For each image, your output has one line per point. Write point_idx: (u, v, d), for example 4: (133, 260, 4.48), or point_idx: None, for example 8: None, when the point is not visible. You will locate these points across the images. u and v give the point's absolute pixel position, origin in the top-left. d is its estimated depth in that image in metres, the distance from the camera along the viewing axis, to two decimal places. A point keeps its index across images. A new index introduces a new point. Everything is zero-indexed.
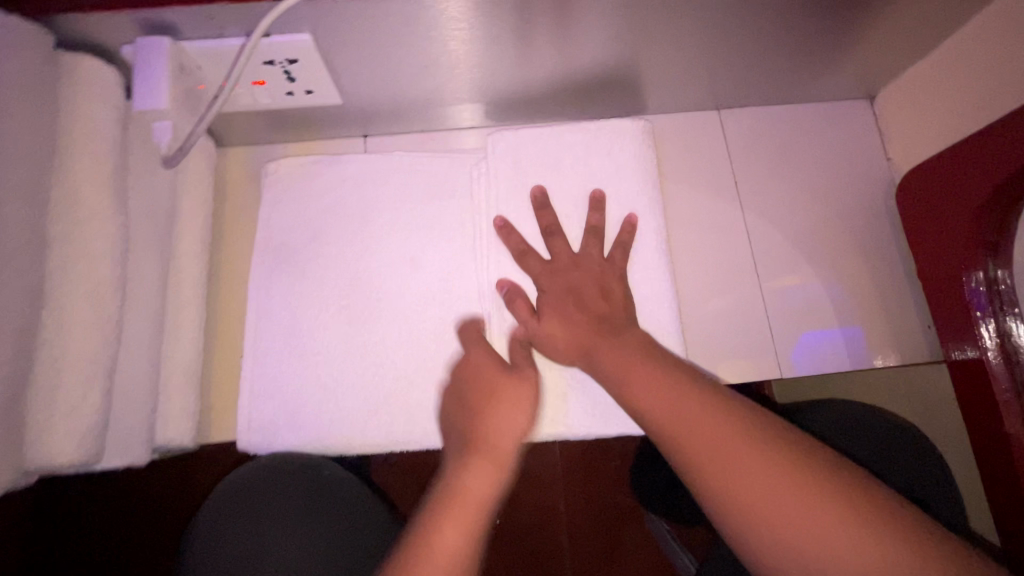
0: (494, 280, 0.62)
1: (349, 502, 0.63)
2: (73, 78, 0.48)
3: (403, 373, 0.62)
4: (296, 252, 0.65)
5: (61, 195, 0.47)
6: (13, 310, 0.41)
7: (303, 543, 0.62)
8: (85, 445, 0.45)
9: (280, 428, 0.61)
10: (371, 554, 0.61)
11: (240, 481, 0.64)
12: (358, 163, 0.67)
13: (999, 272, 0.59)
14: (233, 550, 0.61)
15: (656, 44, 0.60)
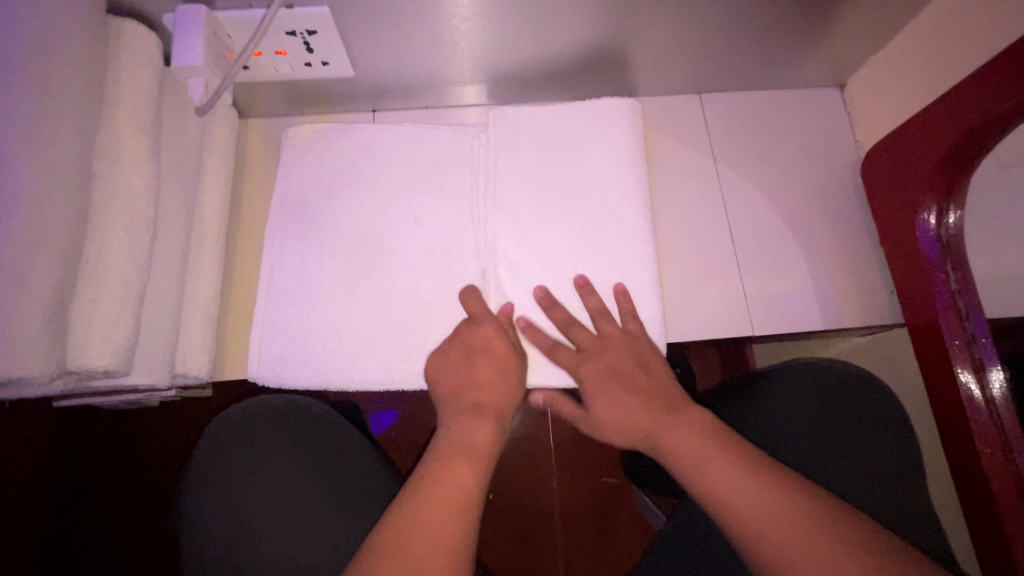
0: (491, 235, 0.69)
1: (336, 436, 0.71)
2: (119, 38, 0.55)
3: (403, 318, 0.68)
4: (309, 211, 0.71)
5: (106, 137, 0.53)
6: (62, 226, 0.47)
7: (294, 473, 0.69)
8: (118, 355, 0.51)
9: (289, 366, 0.66)
10: (358, 479, 0.69)
11: (236, 419, 0.70)
12: (368, 131, 0.74)
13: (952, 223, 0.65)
14: (228, 486, 0.67)
15: (639, 27, 0.67)
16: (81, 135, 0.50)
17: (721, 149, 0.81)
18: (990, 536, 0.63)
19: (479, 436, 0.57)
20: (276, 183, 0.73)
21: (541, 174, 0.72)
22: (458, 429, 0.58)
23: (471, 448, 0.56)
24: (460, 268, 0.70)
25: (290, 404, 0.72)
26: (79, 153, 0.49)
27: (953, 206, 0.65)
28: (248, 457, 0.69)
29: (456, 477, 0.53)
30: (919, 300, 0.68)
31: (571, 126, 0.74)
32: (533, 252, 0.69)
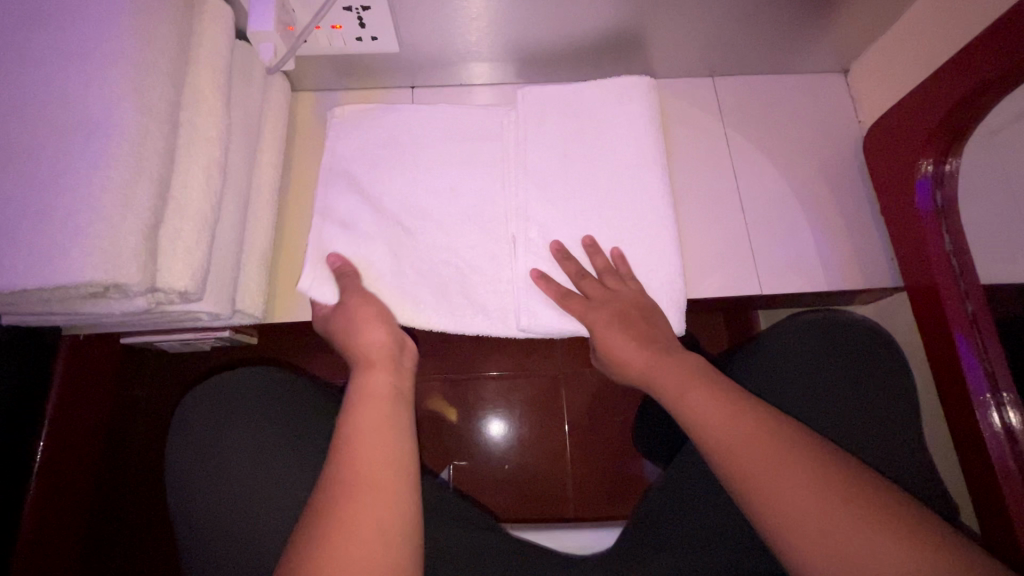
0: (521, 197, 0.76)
1: (305, 399, 0.77)
2: (201, 7, 0.63)
3: (441, 270, 0.74)
4: (355, 173, 0.78)
5: (190, 90, 0.60)
6: (156, 160, 0.54)
7: (260, 429, 0.73)
8: (195, 279, 0.57)
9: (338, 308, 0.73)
10: (322, 437, 0.73)
11: (215, 382, 0.77)
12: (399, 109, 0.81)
13: (948, 167, 0.70)
14: (203, 440, 0.72)
15: (657, 11, 0.74)
16: (173, 85, 0.57)
17: (730, 127, 0.87)
18: (982, 477, 0.67)
19: (382, 387, 0.60)
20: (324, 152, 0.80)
21: (567, 145, 0.78)
22: (366, 384, 0.61)
23: (381, 398, 0.59)
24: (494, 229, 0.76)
25: (266, 375, 0.78)
26: (171, 100, 0.56)
27: (951, 157, 0.70)
28: (215, 429, 0.73)
29: (378, 424, 0.56)
30: (920, 261, 0.73)
31: (596, 100, 0.80)
32: (559, 213, 0.75)
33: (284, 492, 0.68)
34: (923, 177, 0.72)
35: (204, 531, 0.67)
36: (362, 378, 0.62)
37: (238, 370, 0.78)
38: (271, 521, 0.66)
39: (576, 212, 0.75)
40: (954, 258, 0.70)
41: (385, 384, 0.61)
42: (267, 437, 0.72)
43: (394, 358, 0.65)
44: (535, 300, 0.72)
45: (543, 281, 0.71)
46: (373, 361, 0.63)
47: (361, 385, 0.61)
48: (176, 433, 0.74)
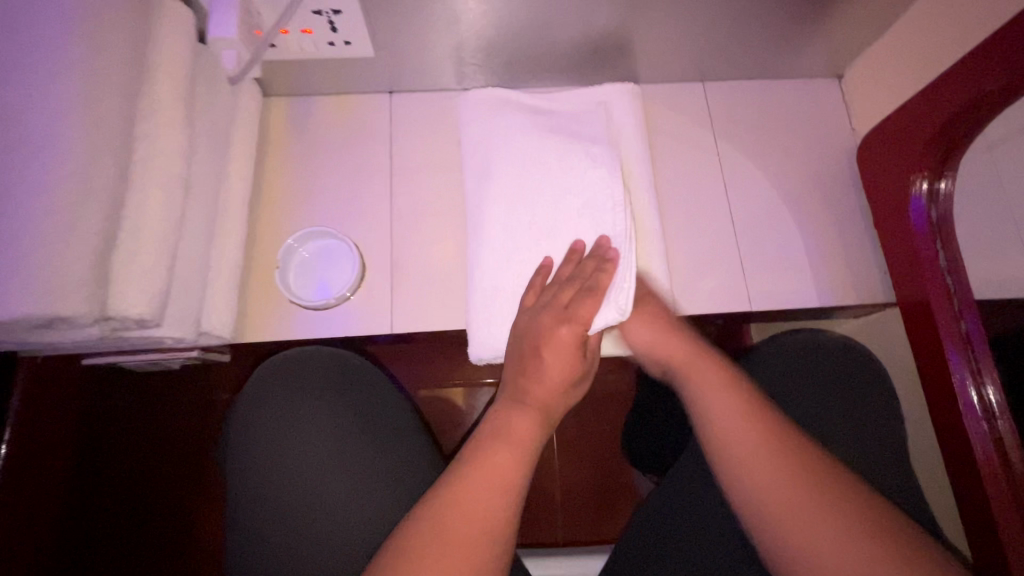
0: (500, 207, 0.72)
1: (373, 385, 0.73)
2: (158, 12, 0.59)
3: (427, 282, 0.77)
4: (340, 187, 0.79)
5: (146, 101, 0.56)
6: (106, 181, 0.50)
7: (331, 414, 0.70)
8: (152, 306, 0.54)
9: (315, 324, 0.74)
10: (395, 428, 0.70)
11: (284, 357, 0.73)
12: (488, 95, 0.78)
13: (943, 182, 0.68)
14: (274, 415, 0.69)
15: (645, 15, 0.70)
16: (126, 96, 0.53)
17: (721, 135, 0.84)
18: (974, 500, 0.66)
19: (513, 423, 0.54)
20: (306, 165, 0.80)
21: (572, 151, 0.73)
22: (501, 419, 0.55)
23: (519, 438, 0.53)
24: (520, 244, 0.70)
25: (335, 358, 0.74)
26: (123, 113, 0.53)
27: (945, 176, 0.67)
28: (287, 416, 0.69)
29: (509, 466, 0.50)
30: (911, 277, 0.72)
31: (579, 105, 0.77)
32: (566, 225, 0.70)
33: (359, 488, 0.65)
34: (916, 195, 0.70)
35: (272, 518, 0.63)
36: (501, 409, 0.56)
37: (309, 348, 0.75)
38: (346, 517, 0.63)
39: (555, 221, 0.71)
40: (948, 278, 0.68)
41: (526, 428, 0.54)
42: (343, 432, 0.68)
43: (553, 406, 0.57)
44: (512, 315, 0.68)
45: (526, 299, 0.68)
46: (525, 398, 0.56)
47: (499, 421, 0.55)
48: (242, 406, 0.71)
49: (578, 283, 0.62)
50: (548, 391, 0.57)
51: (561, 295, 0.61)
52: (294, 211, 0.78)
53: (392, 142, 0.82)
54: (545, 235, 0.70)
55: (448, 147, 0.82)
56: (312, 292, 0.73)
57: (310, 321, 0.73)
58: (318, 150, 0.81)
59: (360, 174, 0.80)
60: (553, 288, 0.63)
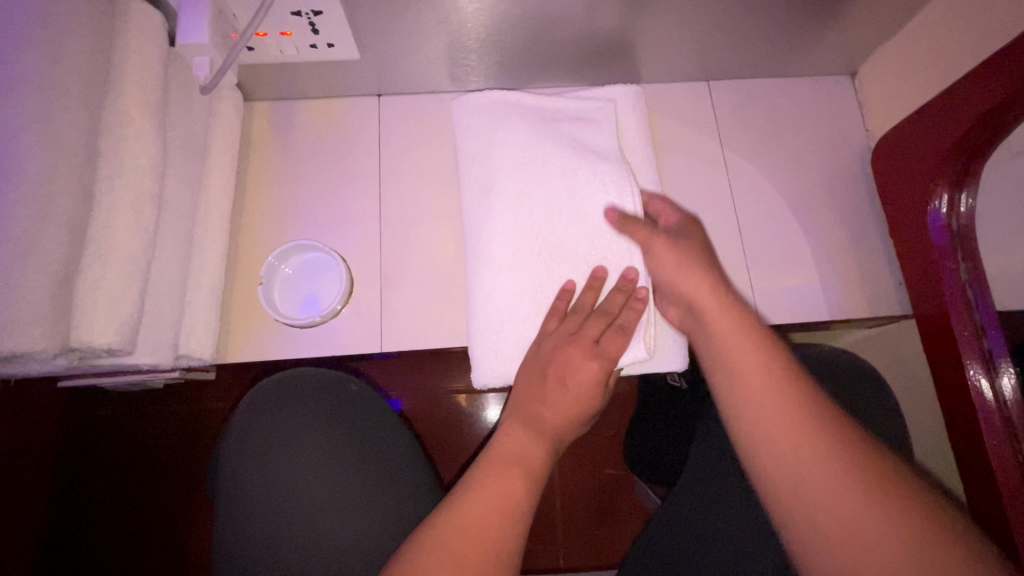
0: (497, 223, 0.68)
1: (371, 413, 0.69)
2: (124, 16, 0.55)
3: (420, 297, 0.73)
4: (326, 198, 0.76)
5: (110, 113, 0.52)
6: (64, 202, 0.46)
7: (325, 445, 0.65)
8: (121, 333, 0.50)
9: (300, 344, 0.70)
10: (395, 459, 0.67)
11: (274, 384, 0.69)
12: (490, 99, 0.73)
13: (965, 198, 0.64)
14: (263, 447, 0.65)
15: (647, 11, 0.66)
16: (86, 109, 0.50)
17: (727, 137, 0.80)
18: (991, 524, 0.63)
19: (514, 447, 0.55)
20: (288, 174, 0.76)
21: (581, 163, 0.69)
22: (503, 442, 0.56)
23: (522, 461, 0.53)
24: (523, 261, 0.66)
25: (330, 385, 0.70)
26: (84, 127, 0.49)
27: (965, 189, 0.63)
28: (284, 432, 0.66)
29: (506, 486, 0.51)
30: (931, 291, 0.67)
31: (579, 113, 0.73)
32: (581, 245, 0.66)
33: (354, 512, 0.62)
34: (937, 211, 0.66)
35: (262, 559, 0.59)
36: (506, 432, 0.57)
37: (302, 373, 0.70)
38: (340, 557, 0.60)
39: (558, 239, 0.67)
40: (968, 296, 0.64)
41: (526, 450, 0.55)
42: (338, 465, 0.64)
43: (561, 431, 0.57)
44: (516, 341, 0.64)
45: (524, 317, 0.64)
46: (533, 425, 0.56)
47: (504, 444, 0.56)
48: (230, 438, 0.66)
49: (608, 316, 0.60)
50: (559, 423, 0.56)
51: (589, 328, 0.59)
52: (279, 222, 0.75)
53: (382, 148, 0.78)
54: (547, 252, 0.66)
55: (440, 153, 0.79)
56: (300, 308, 0.70)
57: (299, 336, 0.70)
58: (302, 158, 0.77)
59: (348, 182, 0.77)
60: (580, 317, 0.61)
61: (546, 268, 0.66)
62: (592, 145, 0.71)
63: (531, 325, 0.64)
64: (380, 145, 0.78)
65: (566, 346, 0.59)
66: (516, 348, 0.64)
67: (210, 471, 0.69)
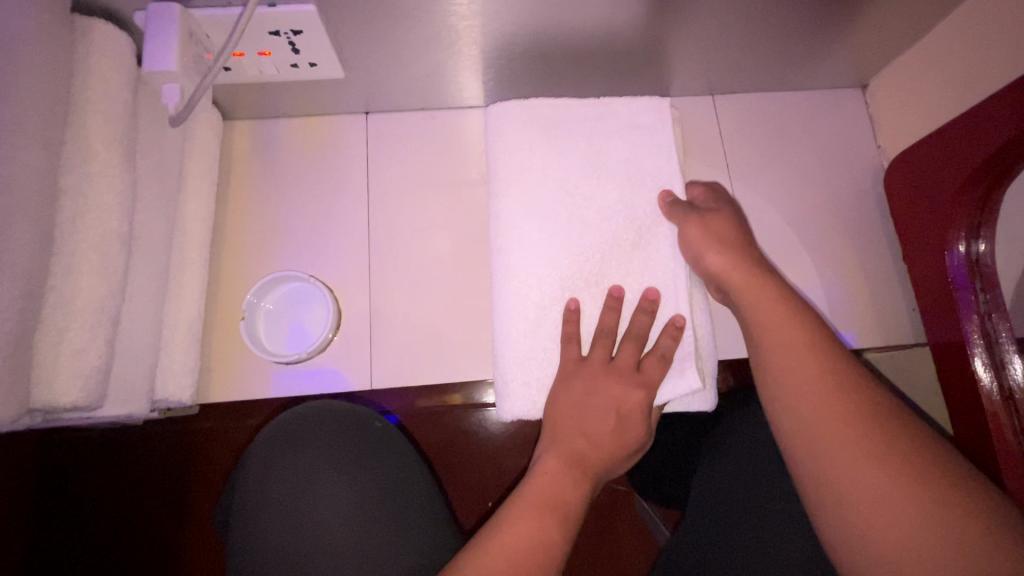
0: (519, 244, 0.59)
1: (397, 451, 0.62)
2: (86, 40, 0.50)
3: (416, 328, 0.71)
4: (317, 223, 0.73)
5: (73, 150, 0.49)
6: (22, 254, 0.43)
7: (348, 489, 0.58)
8: (87, 389, 0.47)
9: (294, 379, 0.69)
10: (425, 505, 0.59)
11: (292, 421, 0.62)
12: (524, 106, 0.63)
13: (980, 241, 0.61)
14: (279, 494, 0.57)
15: (653, 27, 0.62)
16: (44, 148, 0.46)
17: (733, 153, 0.78)
18: None
19: (543, 486, 0.48)
20: (276, 199, 0.73)
21: (629, 174, 0.61)
22: (535, 478, 0.49)
23: (558, 508, 0.46)
24: (550, 285, 0.58)
25: (352, 420, 0.63)
26: (42, 169, 0.45)
27: (983, 236, 0.61)
28: (305, 478, 0.58)
29: (532, 539, 0.44)
30: (947, 323, 0.65)
31: (597, 120, 0.63)
32: (630, 269, 0.58)
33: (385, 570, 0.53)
34: (954, 256, 0.62)
35: None
36: (541, 467, 0.50)
37: (322, 407, 0.63)
38: None
39: (589, 263, 0.58)
40: (979, 337, 0.61)
41: (564, 492, 0.48)
42: (363, 513, 0.56)
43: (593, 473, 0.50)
44: (541, 369, 0.57)
45: (554, 342, 0.57)
46: (573, 463, 0.50)
47: (538, 483, 0.48)
48: (245, 484, 0.59)
49: (642, 342, 0.54)
50: (599, 453, 0.50)
51: (622, 351, 0.54)
52: (264, 249, 0.72)
53: (371, 168, 0.75)
54: (579, 278, 0.58)
55: (432, 173, 0.75)
56: (287, 344, 0.66)
57: (287, 375, 0.69)
58: (289, 180, 0.74)
59: (336, 205, 0.73)
60: (601, 342, 0.55)
61: (589, 294, 0.58)
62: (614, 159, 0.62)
63: (557, 356, 0.57)
64: (369, 165, 0.75)
65: (602, 376, 0.53)
66: (541, 379, 0.57)
67: (224, 504, 0.62)
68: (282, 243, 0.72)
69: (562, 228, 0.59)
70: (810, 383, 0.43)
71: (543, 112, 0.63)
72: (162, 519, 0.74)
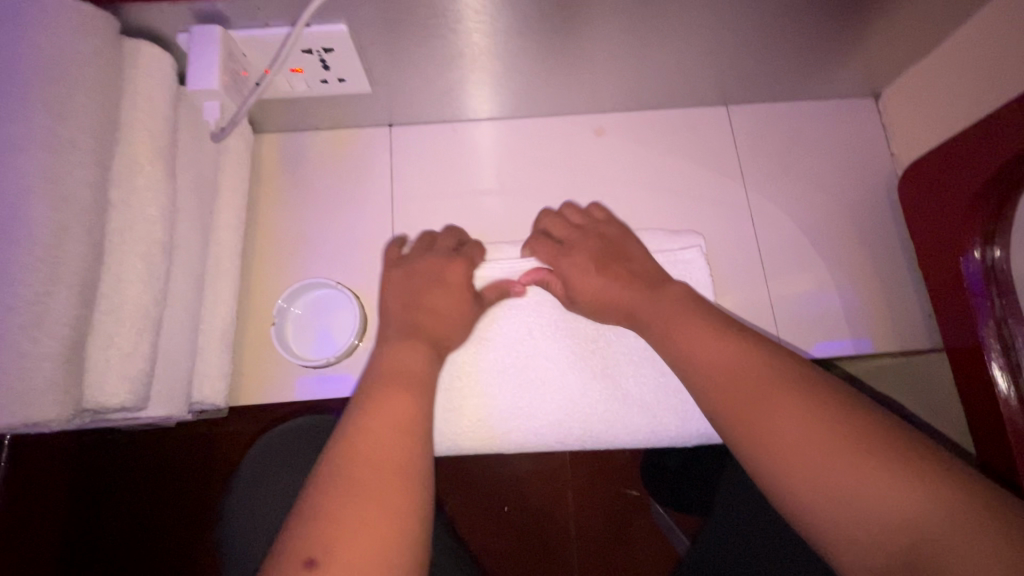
0: (529, 394, 0.62)
1: None
2: (133, 60, 0.53)
3: None
4: (344, 232, 0.75)
5: (121, 164, 0.52)
6: (77, 265, 0.46)
7: None
8: (133, 391, 0.50)
9: (321, 384, 0.71)
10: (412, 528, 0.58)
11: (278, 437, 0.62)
12: (304, 190, 0.76)
13: (996, 253, 0.61)
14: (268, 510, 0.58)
15: (669, 42, 0.64)
16: (96, 164, 0.48)
17: (746, 162, 0.79)
18: None
19: (403, 409, 0.46)
20: (305, 209, 0.76)
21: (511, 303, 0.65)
22: (400, 357, 0.51)
23: (410, 378, 0.49)
24: (583, 398, 0.62)
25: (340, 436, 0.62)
26: (95, 183, 0.48)
27: (997, 243, 0.61)
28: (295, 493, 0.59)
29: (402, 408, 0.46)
30: (965, 329, 0.65)
31: (378, 158, 0.78)
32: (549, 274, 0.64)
33: None
34: (969, 265, 0.63)
35: None
36: (383, 398, 0.46)
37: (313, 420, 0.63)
38: None
39: (562, 358, 0.63)
40: (996, 345, 0.62)
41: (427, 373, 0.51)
42: None
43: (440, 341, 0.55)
44: (660, 416, 0.61)
45: (644, 415, 0.61)
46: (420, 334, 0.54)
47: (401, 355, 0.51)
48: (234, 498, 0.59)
49: None
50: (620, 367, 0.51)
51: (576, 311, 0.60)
52: (291, 258, 0.74)
53: (393, 180, 0.77)
54: (574, 374, 0.62)
55: (451, 184, 0.77)
56: (314, 349, 0.68)
57: (313, 381, 0.71)
58: (316, 191, 0.76)
59: (362, 214, 0.76)
60: None
61: (586, 363, 0.63)
62: (436, 177, 0.77)
63: (643, 402, 0.62)
64: (392, 176, 0.77)
65: None
66: (659, 415, 0.61)
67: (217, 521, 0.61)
68: (310, 252, 0.74)
69: (524, 357, 0.63)
70: (765, 399, 0.42)
71: (464, 358, 0.63)
72: (188, 525, 0.76)
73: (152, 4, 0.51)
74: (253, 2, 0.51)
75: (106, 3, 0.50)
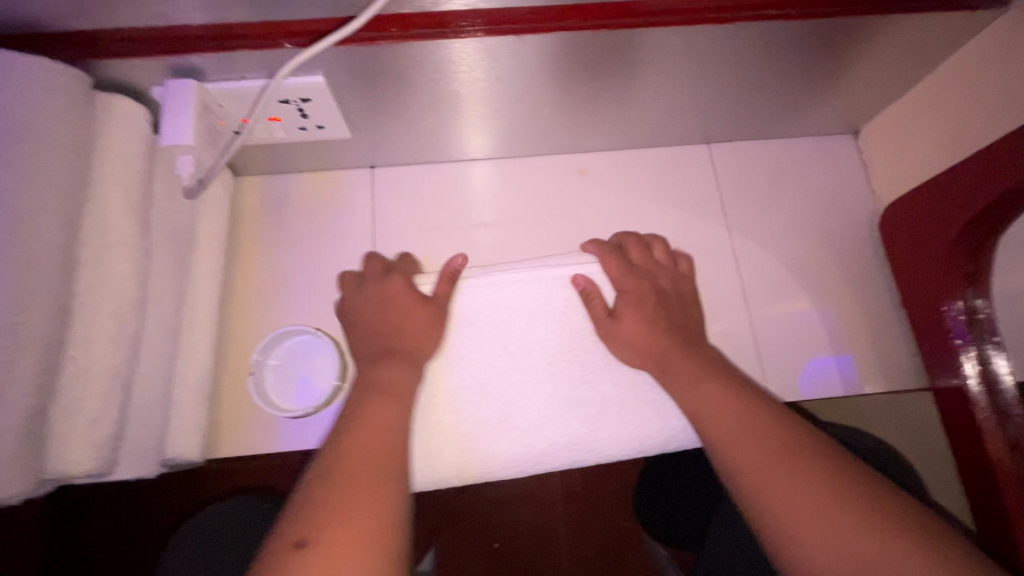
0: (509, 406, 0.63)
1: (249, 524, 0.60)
2: (106, 116, 0.52)
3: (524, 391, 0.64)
4: (327, 273, 0.75)
5: (92, 220, 0.51)
6: (41, 329, 0.45)
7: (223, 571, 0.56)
8: (99, 455, 0.49)
9: (301, 430, 0.70)
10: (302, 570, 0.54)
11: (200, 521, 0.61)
12: (286, 227, 0.76)
13: (979, 301, 0.62)
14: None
15: (648, 84, 0.64)
16: (65, 223, 0.48)
17: (730, 198, 0.79)
18: None
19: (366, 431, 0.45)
20: (288, 250, 0.75)
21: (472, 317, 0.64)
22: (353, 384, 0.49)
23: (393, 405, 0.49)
24: (562, 406, 0.63)
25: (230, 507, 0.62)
26: (62, 244, 0.47)
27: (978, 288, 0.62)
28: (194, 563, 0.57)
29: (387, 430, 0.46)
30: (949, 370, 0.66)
31: (360, 192, 0.77)
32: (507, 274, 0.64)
33: None
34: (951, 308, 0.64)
35: None
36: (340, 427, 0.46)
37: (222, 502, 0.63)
38: None
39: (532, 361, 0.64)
40: (979, 386, 0.63)
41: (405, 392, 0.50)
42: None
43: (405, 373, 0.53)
44: (636, 422, 0.63)
45: (625, 423, 0.63)
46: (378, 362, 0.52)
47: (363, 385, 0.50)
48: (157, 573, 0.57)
49: None
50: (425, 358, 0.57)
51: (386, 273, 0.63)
52: (271, 301, 0.73)
53: (375, 219, 0.77)
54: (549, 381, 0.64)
55: (434, 224, 0.77)
56: (293, 397, 0.66)
57: (295, 428, 0.70)
58: (297, 231, 0.76)
59: (343, 253, 0.75)
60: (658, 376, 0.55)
61: (564, 376, 0.64)
62: (421, 214, 0.77)
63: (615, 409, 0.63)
64: (374, 215, 0.77)
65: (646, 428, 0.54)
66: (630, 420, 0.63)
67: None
68: (292, 294, 0.73)
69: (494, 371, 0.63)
70: (736, 434, 0.45)
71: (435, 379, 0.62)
72: None
73: (125, 62, 0.50)
74: (230, 58, 0.50)
75: (75, 62, 0.49)
